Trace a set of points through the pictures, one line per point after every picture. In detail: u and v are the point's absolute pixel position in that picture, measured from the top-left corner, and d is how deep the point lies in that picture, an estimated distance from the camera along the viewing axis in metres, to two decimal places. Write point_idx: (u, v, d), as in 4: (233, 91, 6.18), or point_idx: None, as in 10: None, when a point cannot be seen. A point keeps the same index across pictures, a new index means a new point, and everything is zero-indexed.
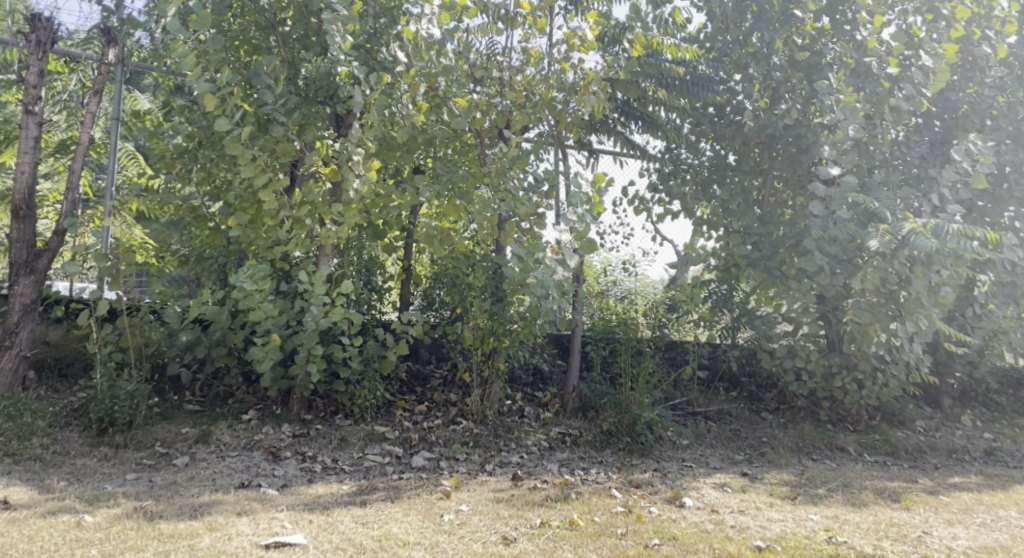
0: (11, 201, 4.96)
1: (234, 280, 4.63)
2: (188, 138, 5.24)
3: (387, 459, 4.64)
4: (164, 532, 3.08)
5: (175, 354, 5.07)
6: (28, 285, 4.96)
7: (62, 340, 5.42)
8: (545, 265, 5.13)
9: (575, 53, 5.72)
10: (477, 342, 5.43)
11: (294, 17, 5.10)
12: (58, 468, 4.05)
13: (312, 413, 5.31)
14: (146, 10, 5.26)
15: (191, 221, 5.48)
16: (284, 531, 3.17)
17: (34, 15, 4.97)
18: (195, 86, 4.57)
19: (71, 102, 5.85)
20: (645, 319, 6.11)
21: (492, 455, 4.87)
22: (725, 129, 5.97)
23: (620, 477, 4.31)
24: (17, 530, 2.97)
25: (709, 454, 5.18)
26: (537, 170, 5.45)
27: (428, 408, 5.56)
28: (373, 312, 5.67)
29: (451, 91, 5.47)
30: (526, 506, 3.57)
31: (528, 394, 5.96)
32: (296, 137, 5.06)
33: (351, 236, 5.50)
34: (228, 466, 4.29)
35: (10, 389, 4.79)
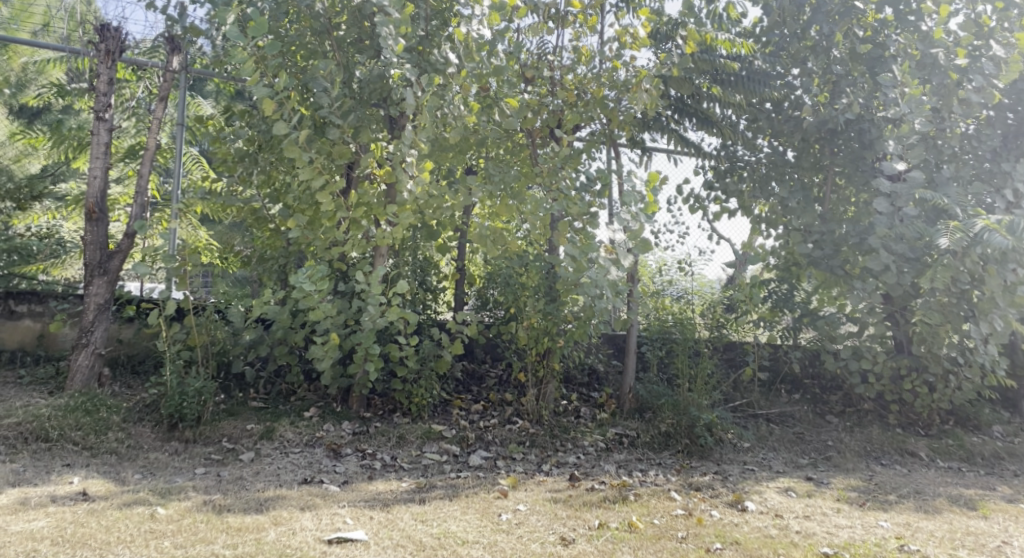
0: (85, 205, 5.17)
1: (295, 281, 4.72)
2: (248, 142, 5.37)
3: (445, 457, 4.69)
4: (232, 525, 3.18)
5: (240, 352, 5.22)
6: (101, 286, 5.16)
7: (135, 338, 5.63)
8: (598, 264, 5.06)
9: (627, 51, 5.68)
10: (532, 342, 5.45)
11: (348, 21, 5.22)
12: (132, 462, 4.21)
13: (371, 411, 5.40)
14: (207, 17, 5.42)
15: (253, 222, 5.63)
16: (346, 527, 3.24)
17: (103, 25, 5.19)
18: (255, 92, 4.69)
19: (139, 108, 6.08)
20: (703, 319, 6.09)
21: (549, 455, 4.87)
22: (784, 125, 5.86)
23: (679, 479, 4.26)
24: (96, 520, 3.10)
25: (771, 458, 5.08)
26: (589, 169, 5.45)
27: (484, 408, 5.59)
28: (428, 312, 5.74)
29: (502, 91, 5.53)
30: (584, 507, 3.56)
31: (584, 394, 5.95)
32: (352, 140, 5.14)
33: (406, 236, 5.55)
34: (291, 462, 4.39)
35: (87, 385, 5.00)
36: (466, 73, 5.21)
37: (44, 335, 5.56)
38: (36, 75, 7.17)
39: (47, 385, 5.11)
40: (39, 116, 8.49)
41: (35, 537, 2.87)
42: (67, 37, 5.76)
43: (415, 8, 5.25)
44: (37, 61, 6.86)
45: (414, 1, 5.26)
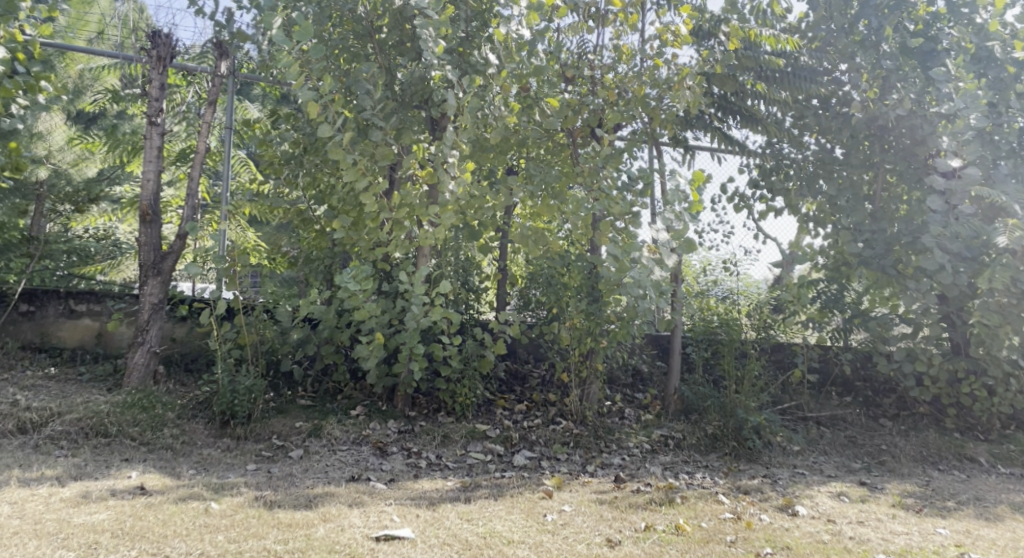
0: (139, 207, 5.32)
1: (340, 281, 4.79)
2: (294, 146, 5.57)
3: (489, 457, 4.72)
4: (283, 521, 3.24)
5: (288, 350, 5.31)
6: (155, 286, 5.31)
7: (187, 337, 5.78)
8: (641, 264, 5.00)
9: (669, 49, 5.63)
10: (575, 342, 5.43)
11: (391, 24, 5.24)
12: (187, 458, 4.32)
13: (416, 410, 5.45)
14: (254, 23, 5.54)
15: (299, 224, 5.77)
16: (393, 525, 3.27)
17: (154, 32, 5.33)
18: (300, 96, 4.78)
19: (189, 113, 6.23)
20: (749, 319, 5.97)
21: (594, 456, 4.86)
22: (831, 122, 5.76)
23: (727, 482, 4.21)
24: (153, 514, 3.19)
25: (823, 461, 4.99)
26: (631, 168, 5.41)
27: (527, 408, 5.61)
28: (471, 311, 5.77)
29: (542, 91, 5.58)
30: (630, 509, 3.54)
31: (629, 395, 5.92)
32: (394, 142, 5.20)
33: (449, 236, 5.59)
34: (339, 460, 4.46)
35: (143, 382, 5.16)
36: (506, 74, 5.22)
37: (102, 333, 5.74)
38: (93, 81, 7.42)
39: (105, 382, 5.28)
40: (95, 122, 8.77)
41: (96, 529, 2.96)
42: (121, 45, 5.95)
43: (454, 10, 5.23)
44: (93, 68, 7.11)
45: (454, 3, 5.29)
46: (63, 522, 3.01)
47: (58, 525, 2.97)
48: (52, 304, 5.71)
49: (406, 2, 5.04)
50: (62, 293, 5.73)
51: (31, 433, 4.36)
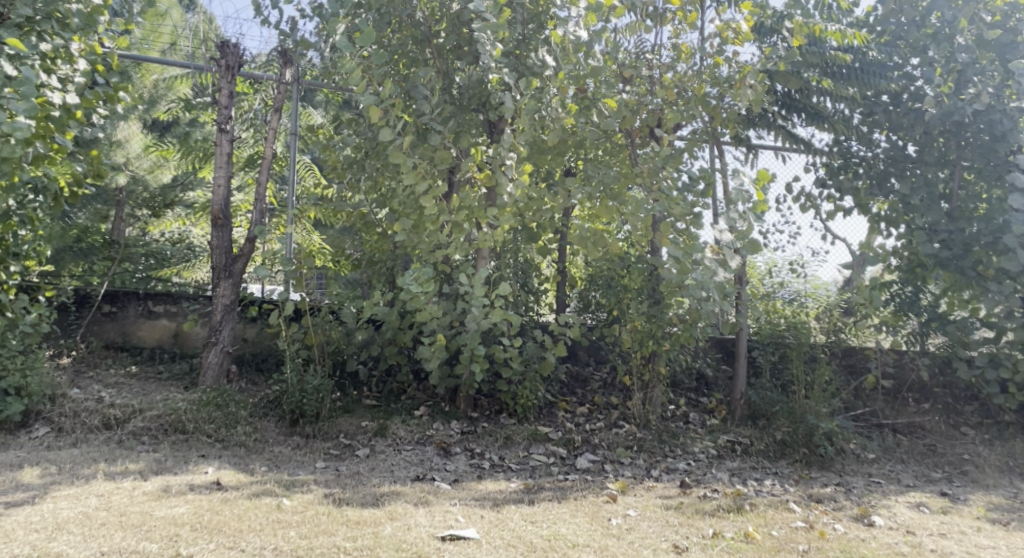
0: (211, 212, 5.50)
1: (401, 283, 4.84)
2: (357, 150, 5.69)
3: (552, 459, 4.72)
4: (351, 518, 3.30)
5: (354, 351, 5.42)
6: (228, 287, 5.48)
7: (258, 337, 5.95)
8: (703, 265, 4.91)
9: (729, 47, 5.53)
10: (636, 345, 5.37)
11: (448, 28, 5.29)
12: (259, 455, 4.45)
13: (478, 411, 5.49)
14: (317, 30, 5.68)
15: (362, 227, 5.86)
16: (458, 525, 3.30)
17: (223, 42, 5.51)
18: (362, 101, 4.86)
19: (256, 120, 6.41)
20: (818, 323, 5.86)
21: (658, 461, 4.81)
22: (904, 118, 5.53)
23: (798, 490, 4.10)
24: (230, 509, 3.29)
25: (900, 470, 4.82)
26: (691, 168, 5.33)
27: (590, 411, 5.61)
28: (531, 313, 5.78)
29: (599, 91, 5.53)
30: (697, 515, 3.48)
31: (693, 399, 5.85)
32: (452, 145, 5.25)
33: (507, 238, 5.58)
34: (404, 459, 4.52)
35: (217, 382, 5.34)
36: (563, 75, 5.16)
37: (178, 334, 5.94)
38: (166, 91, 7.76)
39: (182, 380, 5.48)
40: (169, 130, 9.11)
41: (177, 522, 3.07)
42: (192, 55, 6.14)
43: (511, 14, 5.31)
44: (167, 77, 7.37)
45: (511, 6, 5.32)
46: (146, 515, 3.14)
47: (141, 517, 3.10)
48: (132, 305, 5.92)
49: (463, 7, 5.12)
50: (141, 294, 5.94)
51: (115, 429, 4.56)
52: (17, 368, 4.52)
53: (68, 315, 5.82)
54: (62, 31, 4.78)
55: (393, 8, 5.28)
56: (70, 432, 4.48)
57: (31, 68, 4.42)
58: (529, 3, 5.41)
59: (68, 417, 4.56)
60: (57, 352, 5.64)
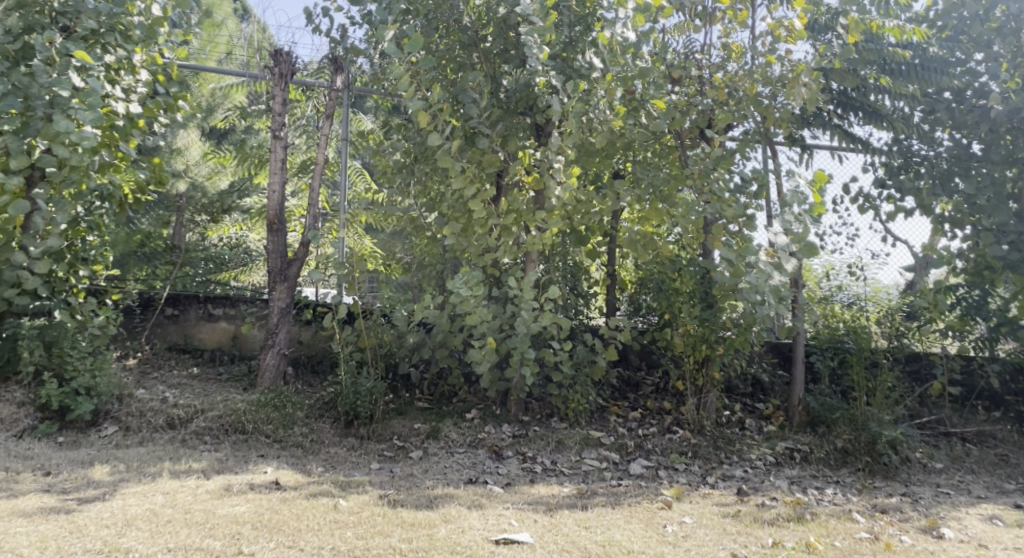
0: (266, 217, 5.60)
1: (451, 286, 4.91)
2: (406, 154, 5.77)
3: (605, 464, 4.68)
4: (406, 520, 3.33)
5: (405, 354, 5.46)
6: (283, 291, 5.58)
7: (312, 339, 6.04)
8: (757, 268, 4.82)
9: (782, 45, 5.42)
10: (689, 349, 5.31)
11: (494, 32, 5.35)
12: (316, 456, 4.53)
13: (529, 415, 5.48)
14: (366, 37, 5.75)
15: (412, 231, 5.92)
16: (511, 529, 3.30)
17: (277, 51, 5.62)
18: (410, 106, 4.92)
19: (308, 126, 6.52)
20: (879, 327, 5.65)
21: (713, 467, 4.73)
22: (967, 116, 5.36)
23: (861, 500, 3.99)
24: (288, 508, 3.36)
25: (969, 481, 4.65)
26: (743, 169, 5.24)
27: (642, 416, 5.55)
28: (580, 317, 5.77)
29: (648, 93, 5.47)
30: (755, 523, 3.41)
31: (748, 405, 5.74)
32: (500, 149, 5.26)
33: (556, 242, 5.56)
34: (456, 462, 4.55)
35: (274, 383, 5.45)
36: (610, 77, 5.27)
37: (237, 336, 6.08)
38: (223, 99, 7.98)
39: (241, 382, 5.61)
40: (225, 138, 9.38)
41: (239, 520, 3.14)
42: (247, 64, 6.26)
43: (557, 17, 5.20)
44: (224, 86, 7.63)
45: (557, 8, 5.29)
46: (209, 513, 3.21)
47: (204, 515, 3.17)
48: (193, 308, 6.07)
49: (509, 10, 5.12)
50: (201, 297, 6.07)
51: (179, 428, 4.70)
52: (87, 369, 4.63)
53: (133, 318, 5.96)
54: (125, 43, 4.96)
55: (440, 13, 5.31)
56: (136, 431, 4.61)
57: (97, 79, 4.59)
58: (575, 6, 5.33)
59: (134, 417, 4.69)
60: (124, 353, 5.80)
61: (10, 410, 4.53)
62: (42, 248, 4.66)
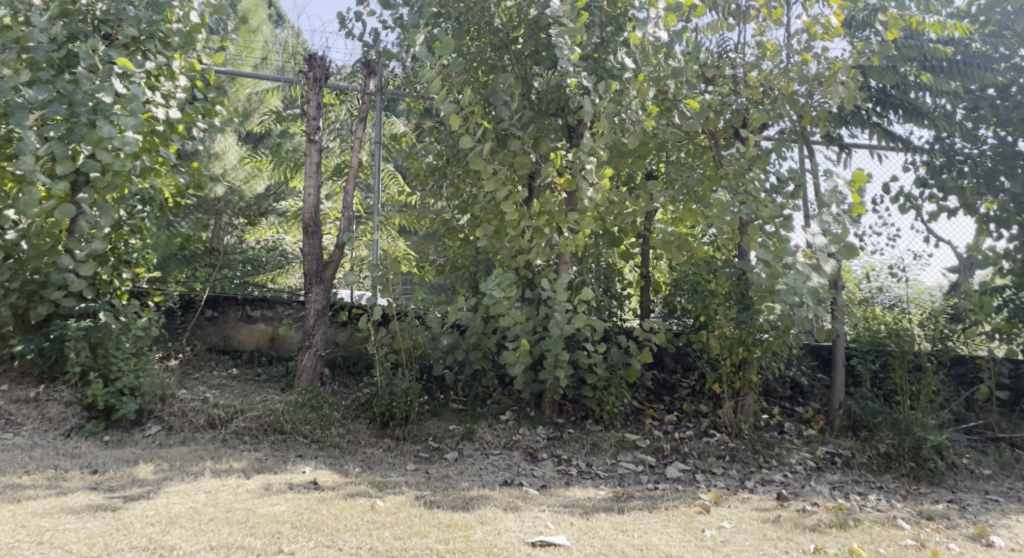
0: (302, 220, 5.66)
1: (484, 288, 4.91)
2: (438, 157, 5.80)
3: (641, 467, 4.65)
4: (443, 521, 3.34)
5: (439, 356, 5.47)
6: (319, 293, 5.63)
7: (348, 341, 6.10)
8: (795, 270, 4.74)
9: (818, 42, 5.33)
10: (725, 352, 5.24)
11: (525, 34, 5.34)
12: (353, 456, 4.57)
13: (563, 417, 5.47)
14: (398, 41, 5.82)
15: (445, 233, 5.94)
16: (548, 531, 3.29)
17: (311, 56, 5.69)
18: (442, 109, 4.94)
19: (342, 130, 6.60)
20: (923, 330, 5.55)
21: (751, 472, 4.67)
22: (1012, 113, 5.26)
23: (906, 506, 3.90)
24: (327, 508, 3.39)
25: (1019, 488, 4.52)
26: (779, 169, 5.17)
27: (678, 419, 5.51)
28: (614, 319, 5.73)
29: (680, 93, 5.50)
30: (796, 529, 3.36)
31: (787, 409, 5.66)
32: (532, 150, 5.26)
33: (589, 244, 5.54)
34: (492, 464, 4.55)
35: (311, 384, 5.50)
36: (642, 77, 5.18)
37: (275, 338, 6.15)
38: (259, 104, 8.11)
39: (279, 382, 5.68)
40: (262, 143, 9.55)
41: (278, 519, 3.18)
42: (282, 69, 6.36)
43: (590, 17, 5.25)
44: (259, 92, 7.78)
45: (589, 9, 5.28)
46: (250, 511, 3.26)
47: (245, 514, 3.22)
48: (231, 310, 6.16)
49: (541, 12, 5.13)
50: (240, 299, 6.16)
51: (220, 428, 4.78)
52: (131, 369, 4.70)
53: (175, 319, 6.07)
54: (165, 49, 5.07)
55: (471, 15, 5.35)
56: (179, 431, 4.70)
57: (139, 86, 4.69)
58: (607, 7, 5.35)
59: (177, 417, 4.77)
60: (166, 354, 5.91)
61: (59, 409, 4.66)
62: (86, 251, 4.73)
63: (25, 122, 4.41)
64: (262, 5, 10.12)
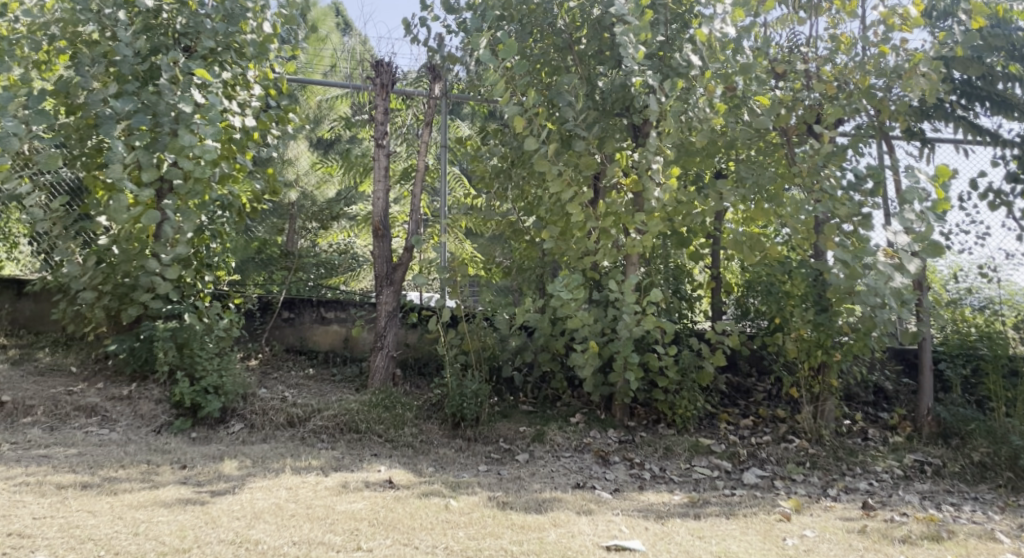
0: (372, 223, 5.75)
1: (552, 289, 4.88)
2: (503, 159, 5.83)
3: (716, 473, 4.55)
4: (516, 522, 3.34)
5: (508, 357, 5.48)
6: (390, 294, 5.71)
7: (419, 342, 6.17)
8: (876, 270, 4.56)
9: (896, 34, 5.12)
10: (803, 355, 5.08)
11: (589, 34, 5.29)
12: (426, 456, 4.62)
13: (635, 420, 5.40)
14: (462, 45, 5.88)
15: (511, 235, 5.96)
16: (622, 536, 3.24)
17: (378, 62, 5.78)
18: (506, 112, 4.95)
19: (409, 134, 6.70)
20: (1017, 332, 5.27)
21: (834, 479, 4.51)
22: None
23: (1004, 519, 3.70)
24: (402, 507, 3.43)
25: None
26: (857, 166, 5.00)
27: (754, 423, 5.37)
28: (685, 321, 5.62)
29: (750, 89, 5.32)
30: (884, 540, 3.22)
31: (871, 414, 5.46)
32: (597, 151, 5.21)
33: (657, 244, 5.45)
34: (563, 466, 4.53)
35: (384, 384, 5.59)
36: (710, 75, 5.05)
37: (348, 338, 6.28)
38: (328, 111, 8.33)
39: (353, 382, 5.79)
40: (331, 148, 9.80)
41: (356, 517, 3.24)
42: (350, 75, 6.49)
43: (654, 15, 5.14)
44: (329, 99, 7.98)
45: (654, 6, 5.20)
46: (329, 508, 3.33)
47: (325, 510, 3.29)
48: (307, 312, 6.31)
49: (604, 11, 5.09)
50: (314, 301, 6.30)
51: (298, 427, 4.89)
52: (214, 369, 4.85)
53: (254, 320, 6.25)
54: (240, 60, 5.27)
55: (534, 18, 5.35)
56: (260, 429, 4.83)
57: (216, 95, 4.86)
58: (672, 4, 5.24)
59: (258, 415, 4.91)
60: (247, 354, 6.10)
61: (150, 407, 4.86)
62: (172, 255, 4.94)
63: (113, 133, 4.62)
64: (330, 15, 10.39)
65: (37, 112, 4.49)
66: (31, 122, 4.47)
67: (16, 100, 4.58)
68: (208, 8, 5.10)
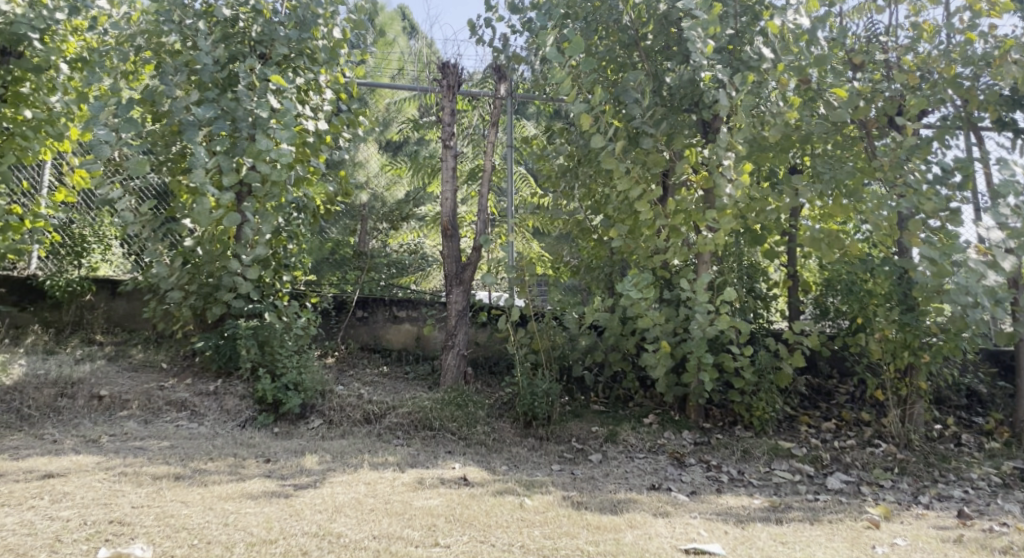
0: (440, 223, 5.78)
1: (621, 289, 4.79)
2: (569, 158, 5.76)
3: (798, 477, 4.41)
4: (592, 523, 3.31)
5: (578, 357, 5.43)
6: (459, 294, 5.73)
7: (489, 341, 6.20)
8: (966, 268, 4.34)
9: (984, 20, 4.85)
10: (888, 357, 4.87)
11: (655, 30, 5.20)
12: (499, 455, 4.63)
13: (710, 422, 5.29)
14: (526, 44, 5.87)
15: (578, 234, 5.92)
16: (701, 539, 3.17)
17: (444, 64, 5.82)
18: (572, 109, 4.90)
19: (475, 134, 6.75)
20: None
21: (925, 486, 4.32)
22: None
23: None
24: (477, 504, 3.44)
25: None
26: (943, 158, 4.77)
27: (837, 426, 5.18)
28: (761, 320, 5.46)
29: (825, 82, 5.12)
30: (983, 551, 3.06)
31: (964, 419, 5.23)
32: (666, 148, 5.11)
33: (730, 243, 5.25)
34: (638, 467, 4.47)
35: (455, 383, 5.63)
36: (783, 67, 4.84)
37: (420, 337, 6.36)
38: (396, 113, 8.49)
39: (426, 381, 5.86)
40: (400, 150, 9.98)
41: (433, 513, 3.27)
42: (416, 78, 6.56)
43: (722, 8, 4.94)
44: (397, 101, 8.13)
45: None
46: (406, 504, 3.37)
47: (402, 506, 3.33)
48: (379, 311, 6.41)
49: (671, 6, 5.02)
50: (387, 300, 6.39)
51: (374, 423, 4.98)
52: (294, 365, 5.00)
53: (330, 319, 6.36)
54: (312, 65, 5.38)
55: (599, 14, 5.26)
56: (338, 425, 4.94)
57: (291, 100, 4.99)
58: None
59: (335, 411, 5.02)
60: (324, 352, 6.23)
61: (235, 402, 5.02)
62: (252, 256, 5.14)
63: (196, 138, 4.76)
64: (397, 19, 10.58)
65: (125, 120, 4.68)
66: (120, 129, 4.65)
67: (106, 109, 4.78)
68: (281, 16, 5.25)
